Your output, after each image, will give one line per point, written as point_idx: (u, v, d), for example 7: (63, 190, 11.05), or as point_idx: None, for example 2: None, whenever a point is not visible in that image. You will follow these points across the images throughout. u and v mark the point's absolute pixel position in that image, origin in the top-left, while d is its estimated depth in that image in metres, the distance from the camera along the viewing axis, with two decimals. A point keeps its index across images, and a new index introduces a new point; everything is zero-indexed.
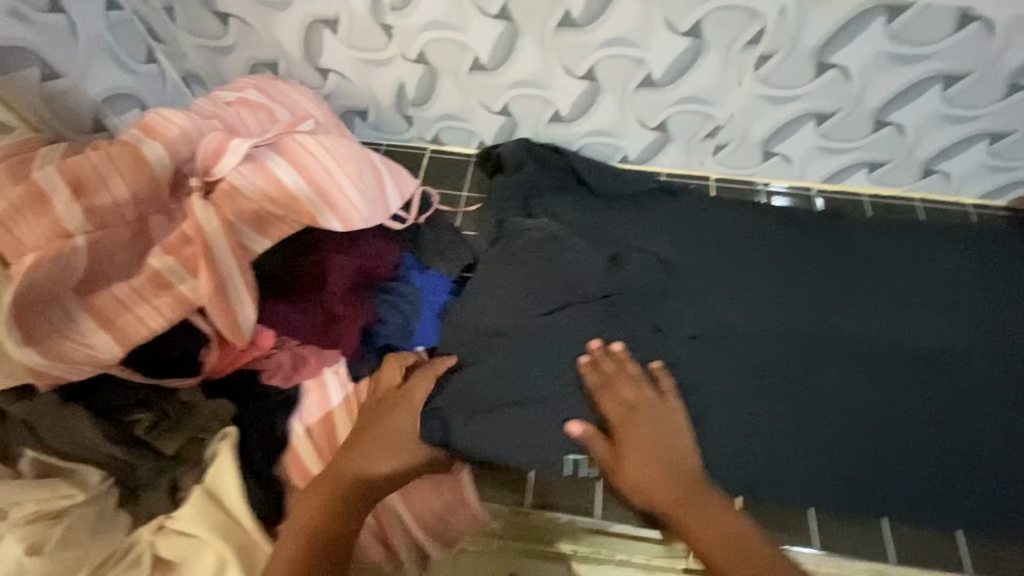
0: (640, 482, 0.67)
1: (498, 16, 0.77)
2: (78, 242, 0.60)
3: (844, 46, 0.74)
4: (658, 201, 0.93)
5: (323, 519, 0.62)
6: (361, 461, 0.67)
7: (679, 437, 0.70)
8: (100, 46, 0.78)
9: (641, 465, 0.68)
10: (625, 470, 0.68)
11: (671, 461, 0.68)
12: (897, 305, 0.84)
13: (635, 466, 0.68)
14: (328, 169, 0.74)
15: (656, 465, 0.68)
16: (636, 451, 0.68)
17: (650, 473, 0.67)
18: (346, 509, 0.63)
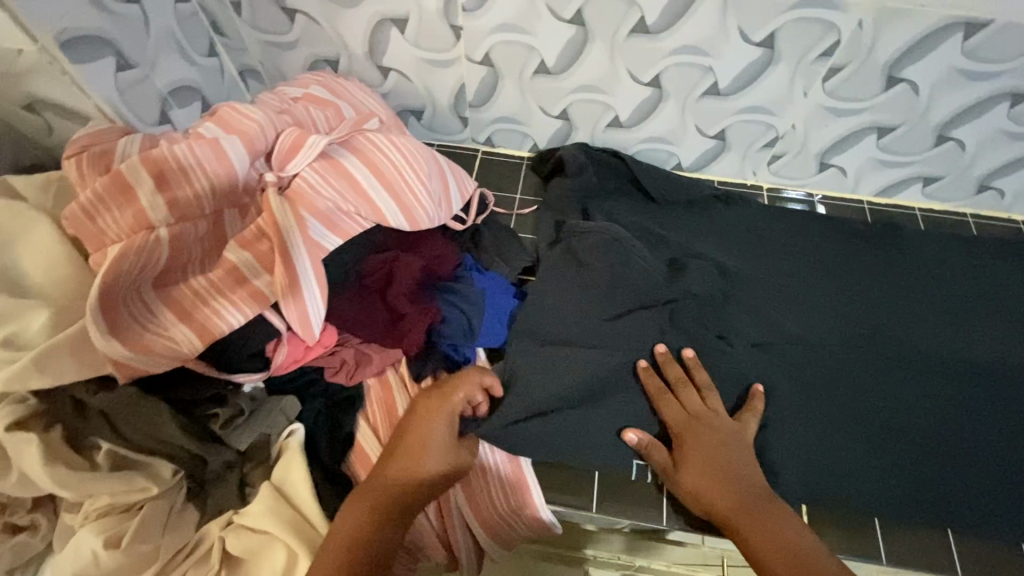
0: (697, 492, 0.67)
1: (570, 20, 0.77)
2: (161, 234, 0.60)
3: (916, 62, 0.75)
4: (713, 209, 0.93)
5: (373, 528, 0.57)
6: (407, 467, 0.62)
7: (732, 450, 0.69)
8: (170, 39, 0.78)
9: (698, 476, 0.67)
10: (681, 479, 0.69)
11: (727, 473, 0.67)
12: (956, 320, 0.84)
13: (696, 474, 0.68)
14: (398, 167, 0.74)
15: (713, 477, 0.67)
16: (694, 458, 0.69)
17: (705, 484, 0.67)
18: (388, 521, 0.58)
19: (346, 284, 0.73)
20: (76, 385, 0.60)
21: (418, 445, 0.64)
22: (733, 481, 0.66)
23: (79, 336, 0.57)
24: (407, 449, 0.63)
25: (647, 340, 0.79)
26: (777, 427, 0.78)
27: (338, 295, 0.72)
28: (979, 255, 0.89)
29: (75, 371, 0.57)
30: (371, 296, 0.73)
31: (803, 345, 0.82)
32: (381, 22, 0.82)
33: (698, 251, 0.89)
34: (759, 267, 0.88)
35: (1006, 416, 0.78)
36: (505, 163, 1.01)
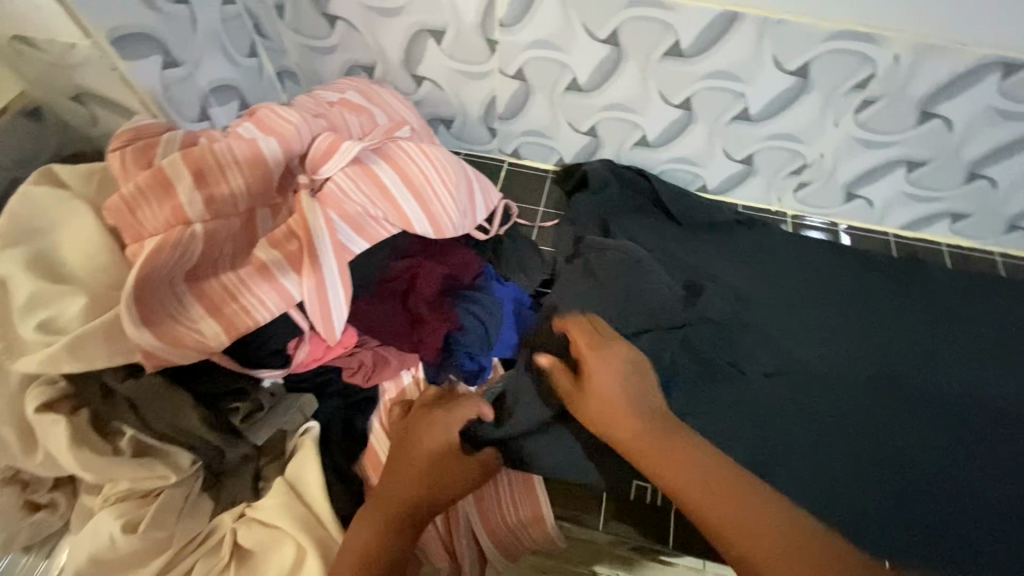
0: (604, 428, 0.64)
1: (605, 40, 0.77)
2: (197, 230, 0.62)
3: (952, 98, 0.74)
4: (735, 233, 0.93)
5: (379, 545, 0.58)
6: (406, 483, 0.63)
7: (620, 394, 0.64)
8: (215, 39, 0.80)
9: (603, 412, 0.63)
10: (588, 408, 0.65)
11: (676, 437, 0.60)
12: (979, 360, 0.83)
13: (593, 407, 0.64)
14: (427, 175, 0.75)
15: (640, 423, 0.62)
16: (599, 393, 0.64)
17: (614, 417, 0.63)
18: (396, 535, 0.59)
19: (369, 288, 0.74)
20: (104, 371, 0.61)
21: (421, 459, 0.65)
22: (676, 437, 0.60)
23: (113, 323, 0.58)
24: (407, 462, 0.65)
25: (660, 362, 0.78)
26: (789, 456, 0.77)
27: (361, 298, 0.73)
28: (1007, 295, 0.87)
29: (106, 357, 0.58)
30: (392, 300, 0.74)
31: (819, 376, 0.82)
32: (419, 33, 0.84)
33: (717, 274, 0.89)
34: (778, 293, 0.88)
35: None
36: (530, 176, 1.02)
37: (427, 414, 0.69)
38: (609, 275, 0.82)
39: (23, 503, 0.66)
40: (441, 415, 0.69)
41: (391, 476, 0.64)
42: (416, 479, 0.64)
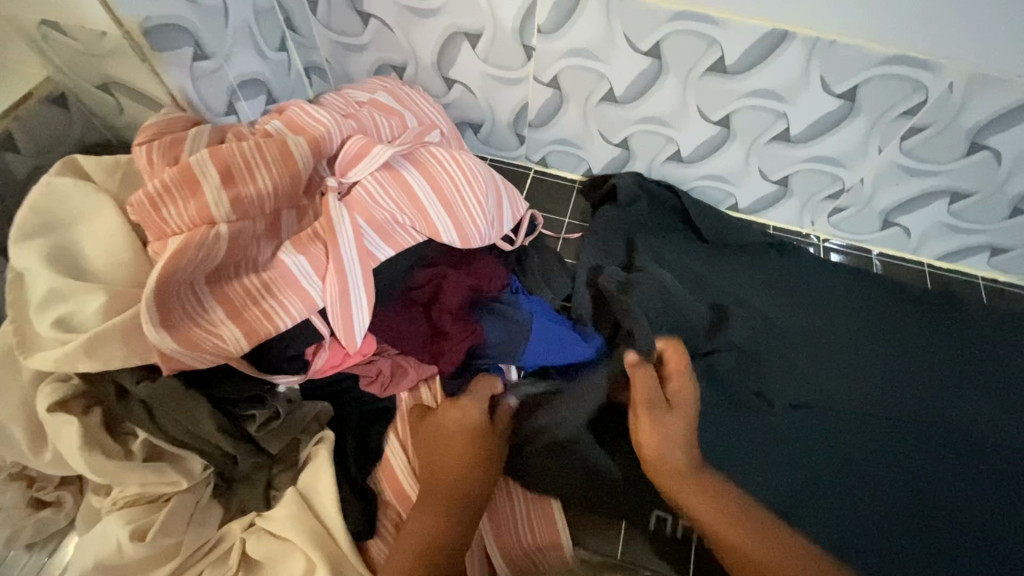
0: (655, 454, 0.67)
1: (647, 53, 0.75)
2: (222, 230, 0.59)
3: (1004, 131, 0.71)
4: (765, 255, 0.90)
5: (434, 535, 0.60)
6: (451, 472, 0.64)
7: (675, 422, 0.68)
8: (246, 32, 0.78)
9: (659, 434, 0.67)
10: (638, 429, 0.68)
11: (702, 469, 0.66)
12: (1016, 403, 0.80)
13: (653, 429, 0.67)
14: (457, 184, 0.73)
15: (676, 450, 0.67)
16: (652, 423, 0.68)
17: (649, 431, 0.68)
18: (451, 522, 0.61)
19: (393, 296, 0.72)
20: (120, 371, 0.59)
21: (457, 444, 0.66)
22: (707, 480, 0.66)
23: (132, 323, 0.57)
24: (446, 453, 0.65)
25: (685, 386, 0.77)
26: (823, 494, 0.73)
27: (384, 306, 0.71)
28: None
29: (123, 357, 0.57)
30: (415, 309, 0.72)
31: (851, 410, 0.79)
32: (454, 35, 0.81)
33: (748, 301, 0.86)
34: (807, 320, 0.85)
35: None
36: (556, 185, 1.00)
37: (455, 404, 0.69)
38: (650, 303, 0.77)
39: (29, 500, 0.65)
40: (475, 407, 0.68)
41: (434, 468, 0.65)
42: (456, 464, 0.65)
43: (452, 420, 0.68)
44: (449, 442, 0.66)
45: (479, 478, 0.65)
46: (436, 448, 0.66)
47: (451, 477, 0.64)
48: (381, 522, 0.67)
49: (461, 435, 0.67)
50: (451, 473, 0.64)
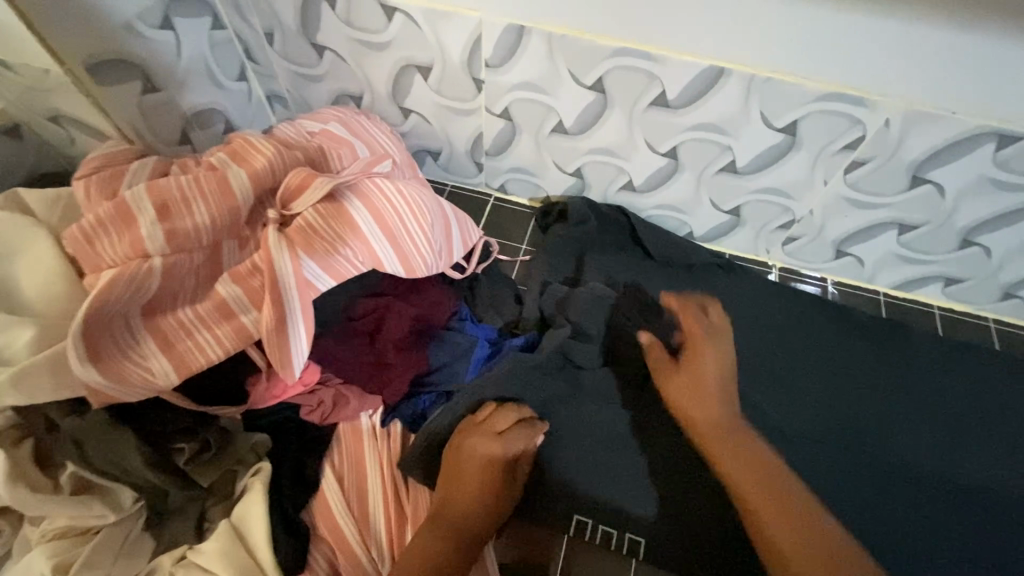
0: (691, 415, 0.70)
1: (591, 86, 0.76)
2: (155, 264, 0.61)
3: (943, 166, 0.72)
4: (713, 276, 0.91)
5: (438, 557, 0.61)
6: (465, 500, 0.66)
7: (708, 383, 0.72)
8: (200, 65, 0.80)
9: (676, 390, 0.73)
10: (671, 380, 0.74)
11: (718, 393, 0.71)
12: (950, 434, 0.81)
13: (678, 382, 0.73)
14: (401, 214, 0.74)
15: (698, 392, 0.71)
16: (705, 360, 0.74)
17: (696, 372, 0.73)
18: (456, 548, 0.63)
19: (335, 324, 0.74)
20: (49, 404, 0.60)
21: (483, 477, 0.68)
22: (740, 426, 0.68)
23: (60, 357, 0.57)
24: (462, 481, 0.67)
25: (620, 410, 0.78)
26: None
27: (327, 337, 0.73)
28: (991, 369, 0.85)
29: (50, 391, 0.57)
30: (359, 340, 0.74)
31: (789, 436, 0.80)
32: (405, 67, 0.83)
33: None
34: (750, 343, 0.87)
35: (992, 540, 0.74)
36: (516, 212, 1.01)
37: (484, 432, 0.70)
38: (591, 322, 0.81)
39: None
40: (484, 435, 0.70)
41: (446, 493, 0.67)
42: (471, 493, 0.67)
43: (482, 454, 0.68)
44: (476, 473, 0.68)
45: (486, 508, 0.67)
46: (457, 479, 0.68)
47: (467, 506, 0.66)
48: (313, 559, 0.66)
49: (486, 464, 0.68)
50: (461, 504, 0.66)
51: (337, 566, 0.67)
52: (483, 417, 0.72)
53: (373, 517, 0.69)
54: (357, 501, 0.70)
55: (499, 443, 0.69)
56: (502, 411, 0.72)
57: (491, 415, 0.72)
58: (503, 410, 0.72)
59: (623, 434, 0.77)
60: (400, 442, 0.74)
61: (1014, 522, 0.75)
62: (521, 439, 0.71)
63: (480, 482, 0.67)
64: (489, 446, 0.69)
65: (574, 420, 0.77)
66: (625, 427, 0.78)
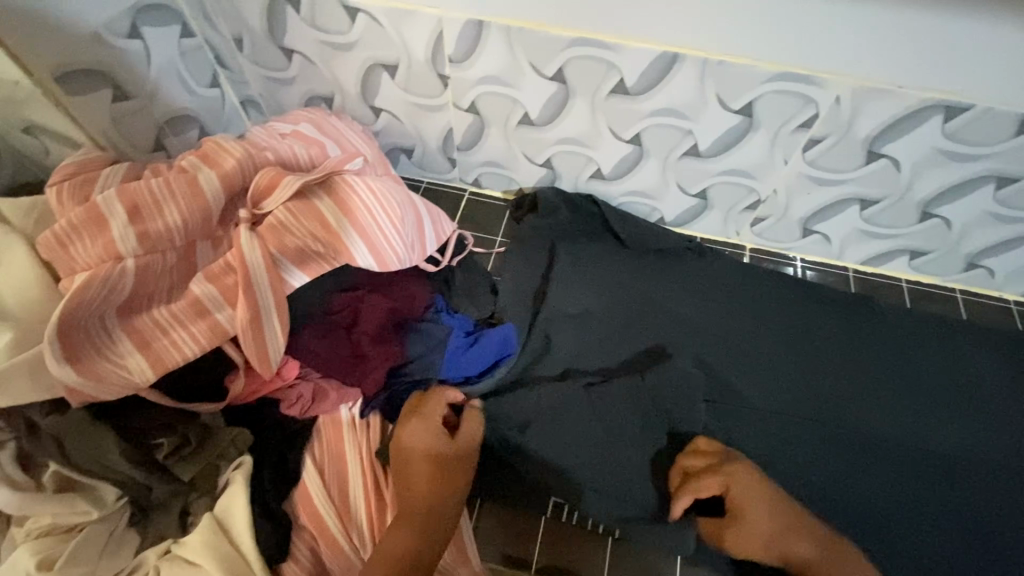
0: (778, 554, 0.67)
1: (552, 78, 0.78)
2: (128, 265, 0.63)
3: (895, 140, 0.74)
4: (683, 261, 0.92)
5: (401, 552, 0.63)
6: (416, 484, 0.68)
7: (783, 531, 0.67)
8: (170, 72, 0.82)
9: (760, 546, 0.67)
10: (735, 547, 0.69)
11: (790, 531, 0.67)
12: (916, 404, 0.82)
13: (737, 542, 0.69)
14: (371, 210, 0.75)
15: (762, 542, 0.67)
16: (756, 537, 0.68)
17: (752, 545, 0.68)
18: (422, 539, 0.65)
19: (312, 319, 0.75)
20: (28, 405, 0.61)
21: (426, 463, 0.69)
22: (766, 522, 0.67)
23: (37, 359, 0.59)
24: (409, 469, 0.69)
25: (586, 423, 0.78)
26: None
27: (304, 332, 0.74)
28: (958, 338, 0.87)
29: (28, 393, 0.58)
30: (335, 333, 0.75)
31: (760, 411, 0.82)
32: (372, 67, 0.84)
33: (665, 305, 0.88)
34: (722, 324, 0.88)
35: (948, 510, 0.77)
36: (490, 206, 1.03)
37: (416, 420, 0.71)
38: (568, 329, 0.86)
39: None
40: (421, 420, 0.71)
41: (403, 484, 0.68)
42: (421, 481, 0.68)
43: (411, 440, 0.70)
44: (413, 461, 0.69)
45: (444, 490, 0.68)
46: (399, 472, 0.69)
47: (416, 497, 0.67)
48: (296, 548, 0.68)
49: (424, 452, 0.69)
50: (416, 492, 0.67)
51: (319, 553, 0.69)
52: (418, 405, 0.73)
53: (353, 505, 0.71)
54: (339, 491, 0.71)
55: (422, 423, 0.71)
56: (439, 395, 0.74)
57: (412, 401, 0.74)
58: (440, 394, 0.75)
59: (590, 416, 0.78)
60: (378, 434, 0.75)
61: (970, 488, 0.78)
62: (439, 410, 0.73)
63: (424, 467, 0.68)
64: (420, 430, 0.70)
65: (541, 428, 0.78)
66: (595, 411, 0.78)
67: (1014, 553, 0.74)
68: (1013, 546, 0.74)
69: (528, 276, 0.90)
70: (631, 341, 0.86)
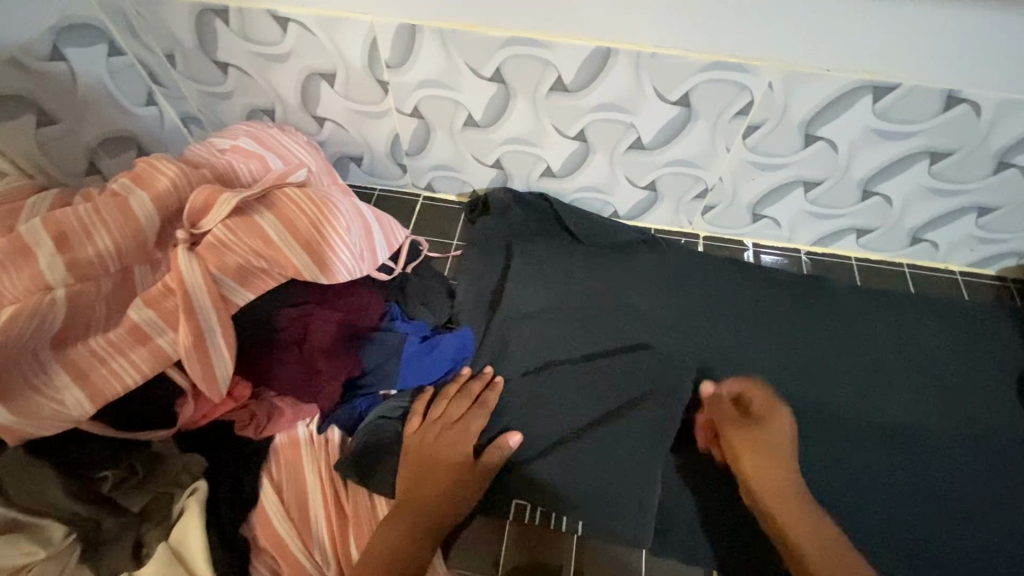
0: (754, 469, 0.70)
1: (491, 78, 0.78)
2: (58, 295, 0.61)
3: (831, 122, 0.75)
4: (638, 253, 0.93)
5: (395, 546, 0.66)
6: (428, 488, 0.70)
7: (783, 452, 0.70)
8: (101, 93, 0.81)
9: (744, 444, 0.71)
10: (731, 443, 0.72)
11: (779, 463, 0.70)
12: (869, 378, 0.84)
13: (738, 439, 0.71)
14: (315, 221, 0.74)
15: (757, 454, 0.70)
16: (750, 450, 0.70)
17: (742, 448, 0.71)
18: (421, 542, 0.67)
19: (261, 338, 0.74)
20: None
21: (444, 472, 0.72)
22: (777, 435, 0.71)
23: None
24: (427, 474, 0.71)
25: (547, 422, 0.79)
26: (665, 513, 0.76)
27: (254, 352, 0.73)
28: (906, 312, 0.89)
29: None
30: (286, 350, 0.73)
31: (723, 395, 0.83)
32: (311, 76, 0.83)
33: (623, 298, 0.89)
34: (679, 313, 0.88)
35: (906, 481, 0.77)
36: (444, 209, 1.02)
37: (449, 431, 0.74)
38: (527, 328, 0.86)
39: None
40: (455, 432, 0.74)
41: (412, 486, 0.71)
42: (433, 486, 0.71)
43: (439, 448, 0.73)
44: (437, 462, 0.72)
45: (453, 503, 0.70)
46: (417, 471, 0.71)
47: (424, 501, 0.69)
48: (255, 570, 0.67)
49: (444, 462, 0.72)
50: (424, 497, 0.70)
51: (280, 573, 0.68)
52: (453, 415, 0.76)
53: (314, 523, 0.70)
54: (297, 509, 0.71)
55: (456, 434, 0.74)
56: (474, 413, 0.76)
57: (447, 408, 0.76)
58: (475, 411, 0.77)
59: (552, 412, 0.79)
60: (338, 447, 0.74)
61: (926, 458, 0.79)
62: (480, 423, 0.75)
63: (439, 473, 0.71)
64: (450, 439, 0.74)
65: (504, 430, 0.78)
66: (559, 406, 0.80)
67: (972, 520, 0.75)
68: (969, 513, 0.75)
69: (485, 278, 0.89)
70: (591, 337, 0.86)
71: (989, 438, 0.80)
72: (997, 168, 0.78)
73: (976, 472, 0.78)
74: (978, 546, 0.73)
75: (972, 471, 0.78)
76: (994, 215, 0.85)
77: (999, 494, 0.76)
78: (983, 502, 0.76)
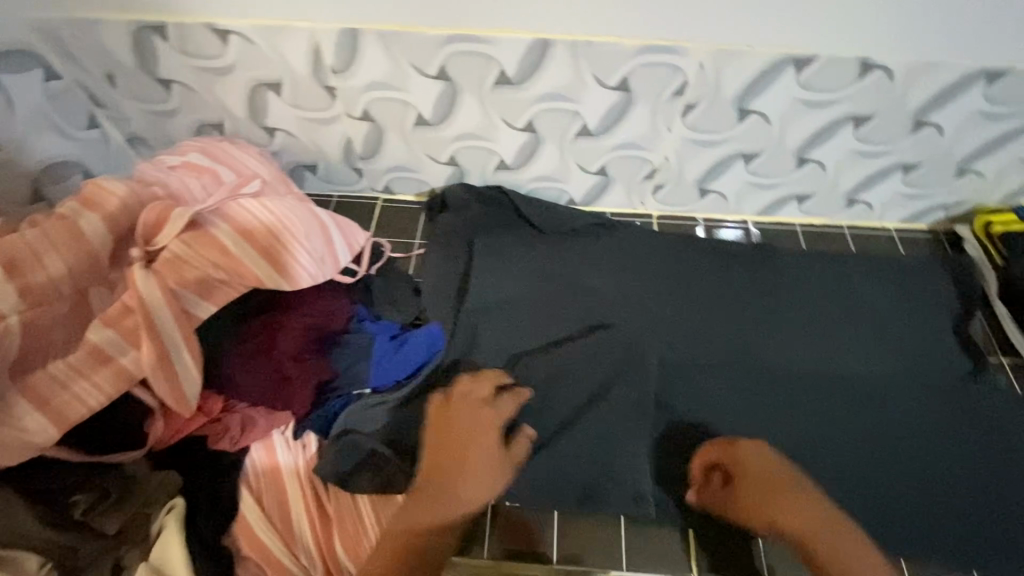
0: (774, 520, 0.69)
1: (436, 76, 0.80)
2: (11, 322, 0.61)
3: (760, 96, 0.80)
4: (593, 235, 0.96)
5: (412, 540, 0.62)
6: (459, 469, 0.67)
7: (779, 484, 0.71)
8: (40, 120, 0.82)
9: (749, 504, 0.71)
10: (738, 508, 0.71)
11: (789, 504, 0.69)
12: (819, 335, 0.89)
13: (746, 501, 0.71)
14: (271, 229, 0.75)
15: (769, 503, 0.70)
16: (757, 503, 0.70)
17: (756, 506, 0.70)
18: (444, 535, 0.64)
19: (228, 350, 0.74)
20: None
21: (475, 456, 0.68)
22: (771, 475, 0.71)
23: None
24: (455, 455, 0.68)
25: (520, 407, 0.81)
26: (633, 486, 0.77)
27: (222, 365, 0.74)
28: (847, 271, 0.94)
29: None
30: (254, 359, 0.74)
31: (686, 364, 0.86)
32: (258, 87, 0.83)
33: (583, 280, 0.91)
34: (639, 290, 0.91)
35: (859, 429, 0.82)
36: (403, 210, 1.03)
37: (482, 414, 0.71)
38: (493, 318, 0.88)
39: None
40: (486, 412, 0.72)
41: (447, 472, 0.67)
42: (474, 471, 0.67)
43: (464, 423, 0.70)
44: (472, 469, 0.67)
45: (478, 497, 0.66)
46: (454, 452, 0.68)
47: (456, 487, 0.66)
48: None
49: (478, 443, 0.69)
50: (459, 484, 0.66)
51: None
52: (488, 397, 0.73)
53: (297, 526, 0.70)
54: (279, 516, 0.71)
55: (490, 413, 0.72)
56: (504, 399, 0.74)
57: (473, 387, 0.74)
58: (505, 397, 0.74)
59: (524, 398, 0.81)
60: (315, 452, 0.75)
61: (875, 404, 0.84)
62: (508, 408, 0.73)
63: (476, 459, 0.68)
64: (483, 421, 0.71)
65: None
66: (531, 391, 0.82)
67: (918, 458, 0.80)
68: (915, 450, 0.81)
69: (449, 274, 0.91)
70: (556, 323, 0.88)
71: (930, 381, 0.85)
72: (915, 128, 0.84)
73: (924, 415, 0.83)
74: (926, 480, 0.79)
75: (918, 412, 0.83)
76: (919, 171, 0.91)
77: (942, 431, 0.82)
78: (926, 441, 0.81)
